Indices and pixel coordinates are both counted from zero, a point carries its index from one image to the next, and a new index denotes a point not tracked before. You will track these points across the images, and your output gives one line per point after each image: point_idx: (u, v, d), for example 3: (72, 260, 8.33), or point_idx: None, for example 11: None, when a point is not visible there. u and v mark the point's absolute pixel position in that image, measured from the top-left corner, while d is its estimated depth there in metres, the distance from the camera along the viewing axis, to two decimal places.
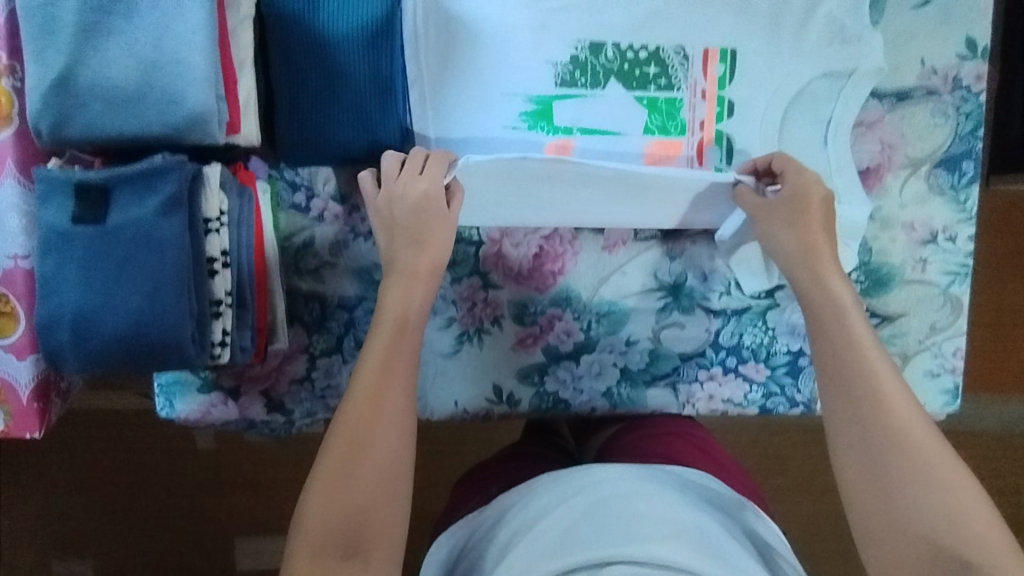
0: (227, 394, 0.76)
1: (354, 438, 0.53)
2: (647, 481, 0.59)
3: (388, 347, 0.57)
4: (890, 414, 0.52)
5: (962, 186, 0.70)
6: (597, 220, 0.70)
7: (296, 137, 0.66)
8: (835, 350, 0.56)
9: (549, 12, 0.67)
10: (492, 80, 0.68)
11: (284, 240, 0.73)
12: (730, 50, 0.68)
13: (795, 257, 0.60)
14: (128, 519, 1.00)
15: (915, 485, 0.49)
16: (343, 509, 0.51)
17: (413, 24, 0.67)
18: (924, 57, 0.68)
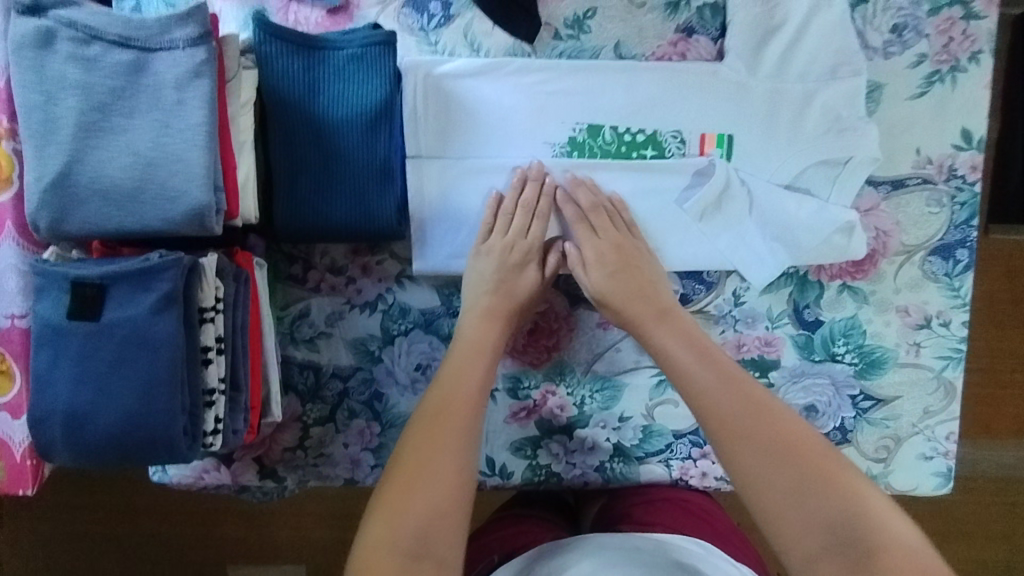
0: (220, 460, 0.76)
1: (434, 420, 0.58)
2: (643, 552, 0.59)
3: (481, 334, 0.65)
4: (754, 400, 0.54)
5: (956, 273, 0.70)
6: (572, 227, 0.71)
7: (292, 215, 0.67)
8: (689, 368, 0.59)
9: (550, 93, 0.69)
10: (488, 157, 0.70)
11: (281, 309, 0.74)
12: (727, 135, 0.69)
13: (608, 262, 0.67)
14: (123, 545, 1.00)
15: (796, 465, 0.50)
16: (412, 494, 0.53)
17: (413, 103, 0.68)
18: (919, 146, 0.69)
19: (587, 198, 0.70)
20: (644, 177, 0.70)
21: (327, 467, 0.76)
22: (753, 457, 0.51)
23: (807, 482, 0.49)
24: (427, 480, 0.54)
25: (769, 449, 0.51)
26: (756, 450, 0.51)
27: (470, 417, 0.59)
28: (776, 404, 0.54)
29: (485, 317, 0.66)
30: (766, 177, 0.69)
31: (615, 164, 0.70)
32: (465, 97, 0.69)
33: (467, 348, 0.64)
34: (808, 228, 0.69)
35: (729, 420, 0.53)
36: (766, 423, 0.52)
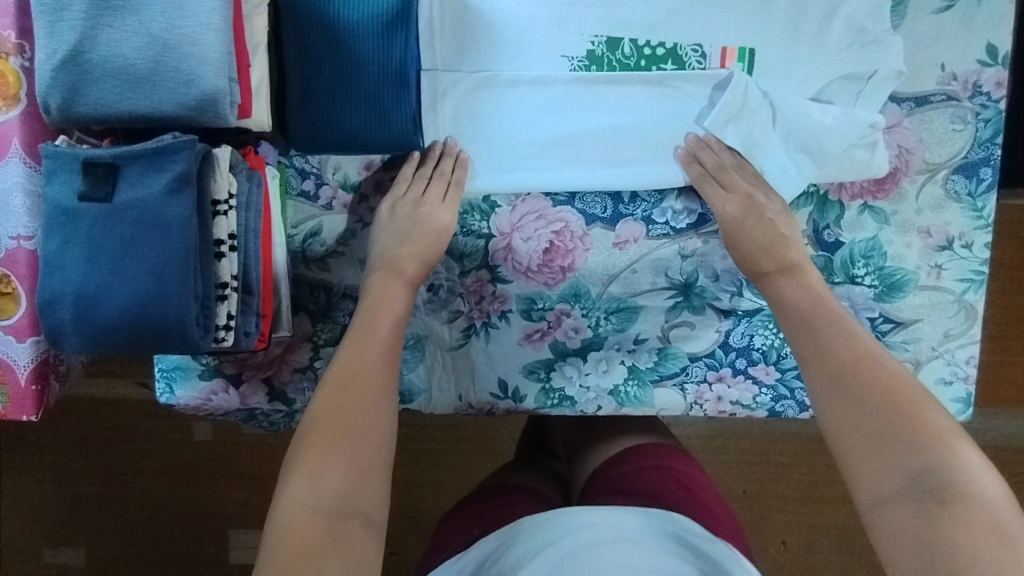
0: (228, 381, 0.75)
1: (344, 386, 0.59)
2: (621, 529, 0.64)
3: (383, 288, 0.66)
4: (866, 357, 0.56)
5: (980, 193, 0.69)
6: (588, 145, 0.70)
7: (306, 124, 0.66)
8: (810, 316, 0.61)
9: (569, 4, 0.68)
10: (505, 71, 0.69)
11: (292, 228, 0.72)
12: (748, 48, 0.68)
13: (732, 219, 0.67)
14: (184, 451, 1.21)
15: (890, 414, 0.52)
16: (335, 450, 0.55)
17: (430, 14, 0.67)
18: (944, 62, 0.68)
19: (605, 114, 0.70)
20: (662, 90, 0.69)
21: None
22: (839, 402, 0.54)
23: (889, 427, 0.51)
24: (352, 443, 0.56)
25: (858, 398, 0.54)
26: (843, 397, 0.54)
27: (378, 381, 0.60)
28: (887, 364, 0.55)
29: (391, 279, 0.67)
30: (789, 90, 0.69)
31: (633, 78, 0.69)
32: (483, 7, 0.68)
33: (376, 303, 0.65)
34: (836, 132, 0.67)
35: (828, 369, 0.57)
36: (867, 377, 0.55)
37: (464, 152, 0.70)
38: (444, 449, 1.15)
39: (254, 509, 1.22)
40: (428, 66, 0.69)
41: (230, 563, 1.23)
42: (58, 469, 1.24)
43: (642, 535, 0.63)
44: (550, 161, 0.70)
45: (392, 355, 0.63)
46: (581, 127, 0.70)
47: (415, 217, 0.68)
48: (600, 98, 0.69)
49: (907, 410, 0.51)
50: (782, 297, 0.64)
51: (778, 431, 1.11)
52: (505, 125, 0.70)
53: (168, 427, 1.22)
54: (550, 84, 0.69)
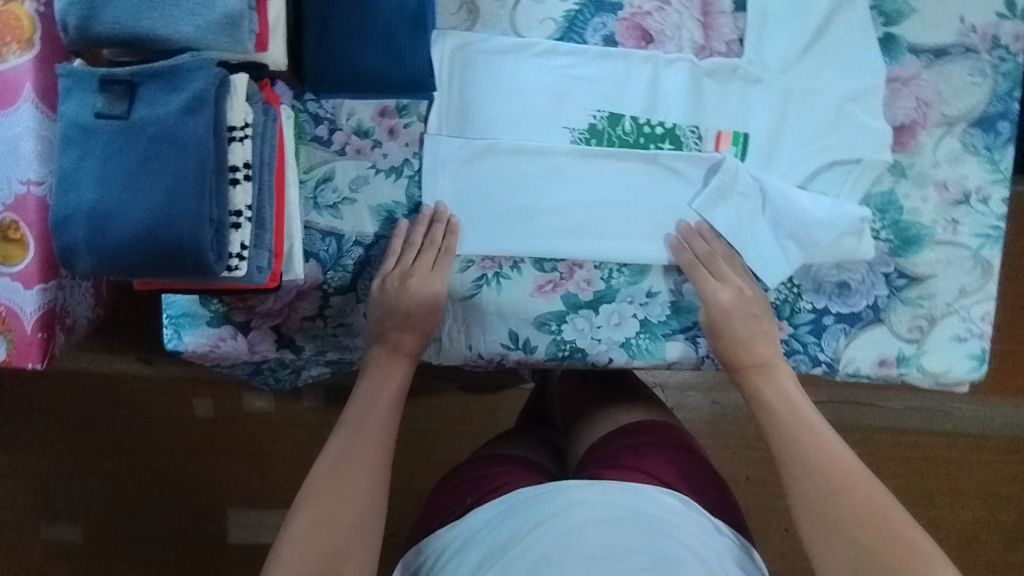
0: (237, 329, 0.74)
1: (340, 463, 0.63)
2: (620, 508, 0.64)
3: (384, 362, 0.70)
4: (835, 464, 0.60)
5: (997, 146, 0.69)
6: (578, 217, 0.71)
7: (322, 62, 0.65)
8: (787, 423, 0.65)
9: (575, 78, 0.69)
10: (508, 135, 0.70)
11: (304, 173, 0.72)
12: (743, 134, 0.69)
13: (712, 312, 0.68)
14: (175, 427, 1.22)
15: (864, 522, 0.56)
16: (324, 530, 0.59)
17: (441, 81, 0.69)
18: (962, 15, 0.68)
19: (599, 186, 0.71)
20: (660, 168, 0.70)
21: (346, 338, 0.75)
22: (813, 510, 0.59)
23: (863, 538, 0.55)
24: (343, 522, 0.60)
25: (833, 512, 0.58)
26: (818, 505, 0.59)
27: (372, 461, 0.64)
28: (864, 476, 0.59)
29: (390, 355, 0.70)
30: (778, 175, 0.70)
31: (631, 154, 0.70)
32: (494, 75, 0.70)
33: (376, 383, 0.69)
34: (823, 214, 0.68)
35: (805, 476, 0.61)
36: (843, 489, 0.58)
37: (454, 217, 0.71)
38: (446, 428, 1.15)
39: (253, 488, 1.23)
40: (431, 129, 0.70)
41: (230, 543, 1.23)
42: (43, 448, 1.22)
43: (641, 514, 0.63)
44: (546, 222, 0.71)
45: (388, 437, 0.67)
46: (577, 197, 0.71)
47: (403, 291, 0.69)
48: (596, 169, 0.71)
49: (875, 520, 0.56)
50: (761, 398, 0.68)
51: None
52: (503, 194, 0.71)
53: (172, 404, 1.22)
54: (550, 161, 0.71)
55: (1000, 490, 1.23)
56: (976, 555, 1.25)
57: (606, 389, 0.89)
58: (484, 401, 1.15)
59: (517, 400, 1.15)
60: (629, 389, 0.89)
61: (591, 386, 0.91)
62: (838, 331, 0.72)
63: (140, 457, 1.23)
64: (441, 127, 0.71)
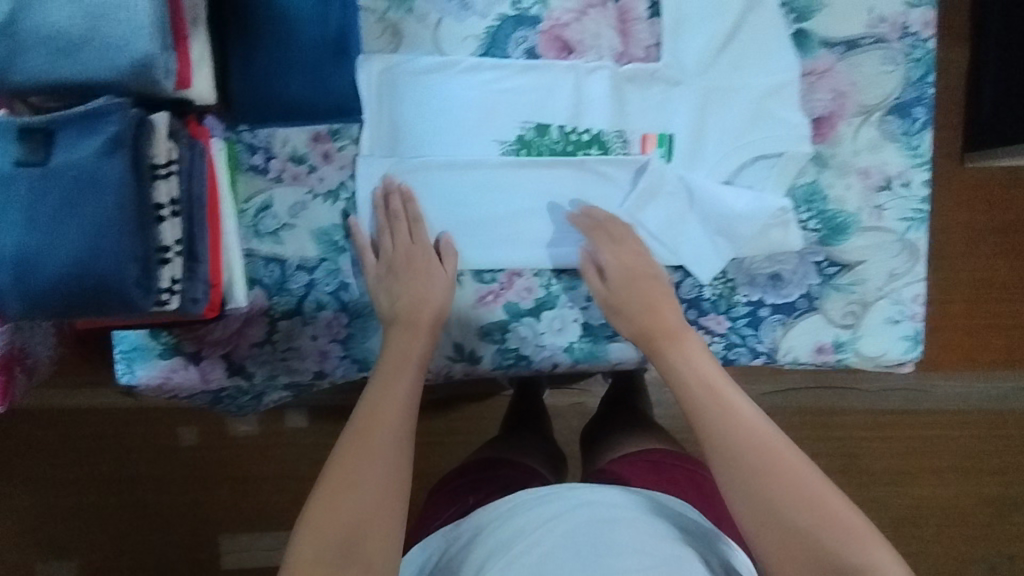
0: (188, 359, 0.75)
1: (361, 440, 0.59)
2: (606, 509, 0.62)
3: (409, 341, 0.67)
4: (745, 424, 0.57)
5: (914, 132, 0.70)
6: (513, 228, 0.73)
7: (248, 94, 0.66)
8: (694, 388, 0.61)
9: (500, 91, 0.70)
10: (439, 152, 0.71)
11: (243, 203, 0.73)
12: (668, 135, 0.71)
13: (619, 278, 0.69)
14: (156, 459, 1.23)
15: (786, 487, 0.53)
16: (347, 505, 0.55)
17: (369, 103, 0.70)
18: (872, 5, 0.69)
19: (532, 195, 0.72)
20: (589, 174, 0.71)
21: (296, 361, 0.75)
22: (737, 493, 0.55)
23: (790, 515, 0.52)
24: (362, 491, 0.56)
25: (754, 481, 0.54)
26: (744, 489, 0.54)
27: (397, 433, 0.60)
28: (781, 449, 0.55)
29: (410, 329, 0.68)
30: (704, 173, 0.71)
31: (560, 162, 0.71)
32: (421, 94, 0.70)
33: (398, 358, 0.66)
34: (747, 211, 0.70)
35: (718, 444, 0.57)
36: (773, 457, 0.55)
37: (406, 184, 0.71)
38: (431, 441, 1.16)
39: (243, 513, 1.24)
40: (365, 151, 0.71)
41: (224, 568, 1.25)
42: (23, 489, 1.23)
43: (630, 514, 0.61)
44: (484, 234, 0.73)
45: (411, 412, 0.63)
46: (512, 206, 0.72)
47: (397, 282, 0.70)
48: (529, 180, 0.72)
49: (796, 485, 0.53)
50: (669, 367, 0.64)
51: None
52: (439, 211, 0.72)
53: (157, 434, 1.23)
54: (482, 173, 0.72)
55: (970, 461, 1.26)
56: (960, 527, 1.28)
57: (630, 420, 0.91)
58: (465, 411, 1.16)
59: (500, 408, 1.16)
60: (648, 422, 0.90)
61: (617, 418, 0.93)
62: (774, 321, 0.74)
63: (122, 491, 1.24)
64: (372, 148, 0.71)
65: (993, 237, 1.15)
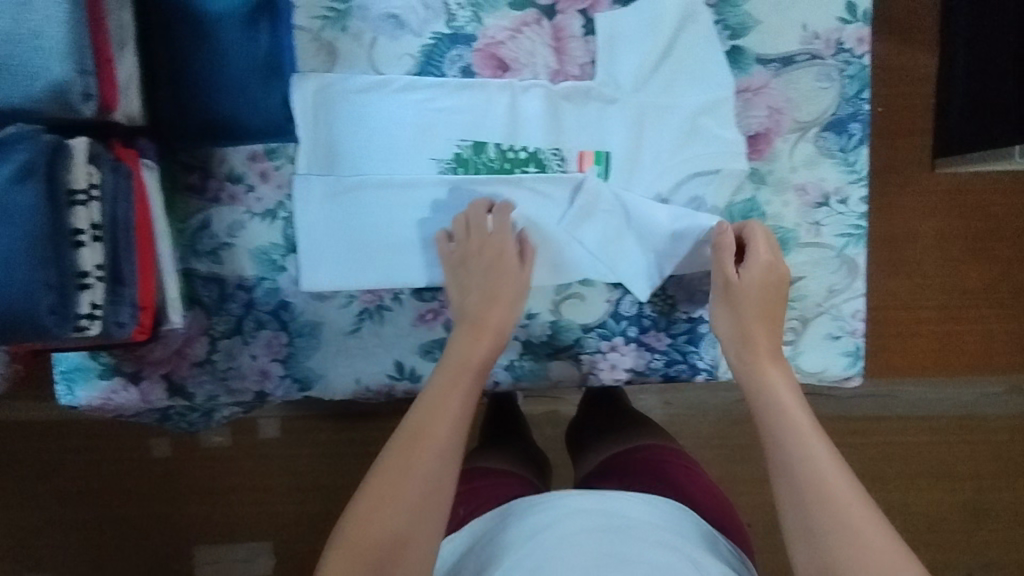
0: (128, 379, 0.75)
1: (404, 453, 0.58)
2: (628, 518, 0.64)
3: (469, 342, 0.66)
4: (798, 432, 0.57)
5: (851, 148, 0.70)
6: None
7: (177, 115, 0.66)
8: (767, 394, 0.61)
9: (437, 110, 0.70)
10: (375, 171, 0.71)
11: (180, 223, 0.73)
12: (604, 152, 0.71)
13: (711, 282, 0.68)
14: (125, 474, 1.22)
15: (818, 493, 0.52)
16: (385, 511, 0.55)
17: (305, 122, 0.69)
18: (805, 22, 0.69)
19: (470, 213, 0.72)
20: (527, 194, 0.71)
21: (236, 380, 0.75)
22: (791, 511, 0.53)
23: (829, 543, 0.50)
24: (406, 496, 0.56)
25: (794, 483, 0.54)
26: (796, 509, 0.53)
27: (448, 442, 0.60)
28: (825, 459, 0.54)
29: (479, 329, 0.67)
30: (641, 192, 0.71)
31: (496, 180, 0.71)
32: (357, 113, 0.70)
33: (459, 360, 0.65)
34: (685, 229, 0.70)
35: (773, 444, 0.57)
36: (807, 460, 0.54)
37: (503, 204, 0.70)
38: None
39: (216, 524, 1.22)
40: (301, 170, 0.70)
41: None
42: None
43: (649, 524, 0.64)
44: (423, 254, 0.72)
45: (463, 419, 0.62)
46: (449, 226, 0.72)
47: (472, 288, 0.69)
48: (467, 198, 0.72)
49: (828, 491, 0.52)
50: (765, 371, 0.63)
51: (732, 412, 1.14)
52: (377, 231, 0.72)
53: (124, 448, 1.22)
54: (419, 192, 0.71)
55: (939, 470, 1.26)
56: (939, 533, 1.27)
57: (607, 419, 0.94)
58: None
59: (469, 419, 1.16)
60: (627, 417, 0.93)
61: (596, 417, 0.95)
62: (714, 338, 0.74)
63: (89, 506, 1.22)
64: (307, 167, 0.70)
65: (965, 245, 1.14)
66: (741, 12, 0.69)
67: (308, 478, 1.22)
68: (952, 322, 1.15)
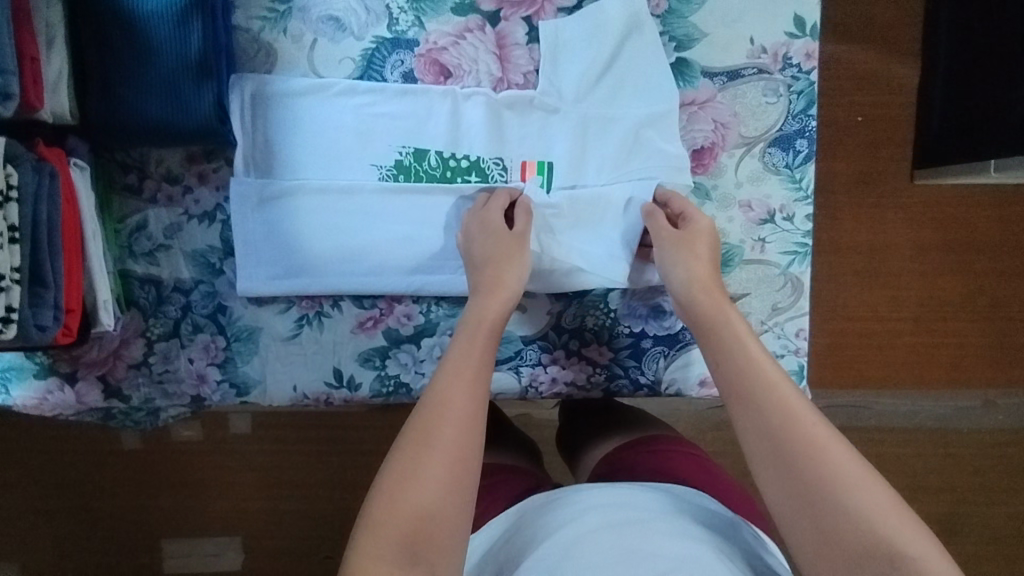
0: (63, 380, 0.73)
1: (424, 429, 0.53)
2: (639, 509, 0.58)
3: (483, 306, 0.62)
4: (774, 397, 0.53)
5: (797, 165, 0.70)
6: (389, 254, 0.71)
7: (106, 113, 0.65)
8: (724, 356, 0.57)
9: (377, 116, 0.69)
10: (314, 175, 0.70)
11: (117, 223, 0.71)
12: (547, 162, 0.70)
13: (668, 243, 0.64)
14: (82, 473, 1.17)
15: (809, 465, 0.49)
16: (408, 495, 0.50)
17: (243, 124, 0.68)
18: (753, 36, 0.68)
19: (408, 221, 0.70)
20: (467, 204, 0.70)
21: (172, 384, 0.74)
22: (790, 498, 0.49)
23: (855, 544, 0.46)
24: (426, 474, 0.51)
25: (782, 460, 0.50)
26: (808, 504, 0.48)
27: (469, 411, 0.55)
28: (810, 425, 0.51)
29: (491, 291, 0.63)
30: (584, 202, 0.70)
31: (436, 188, 0.70)
32: (295, 116, 0.69)
33: (473, 326, 0.61)
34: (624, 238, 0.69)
35: (748, 417, 0.53)
36: (790, 430, 0.51)
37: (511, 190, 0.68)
38: (364, 452, 1.17)
39: (186, 518, 1.18)
40: (238, 172, 0.69)
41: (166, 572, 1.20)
42: None
43: (666, 515, 0.57)
44: (362, 261, 0.71)
45: (484, 385, 0.57)
46: (388, 233, 0.70)
47: (481, 262, 0.65)
48: (407, 206, 0.70)
49: (822, 459, 0.49)
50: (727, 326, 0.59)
51: (700, 421, 1.13)
52: (315, 235, 0.70)
53: (82, 447, 1.17)
54: (357, 197, 0.70)
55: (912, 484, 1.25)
56: None
57: (603, 420, 0.86)
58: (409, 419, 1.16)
59: None
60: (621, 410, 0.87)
61: (588, 410, 0.90)
62: (657, 353, 0.73)
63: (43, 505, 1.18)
64: (244, 169, 0.69)
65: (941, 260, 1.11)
66: (687, 24, 0.68)
67: (272, 476, 1.17)
68: (932, 336, 1.13)
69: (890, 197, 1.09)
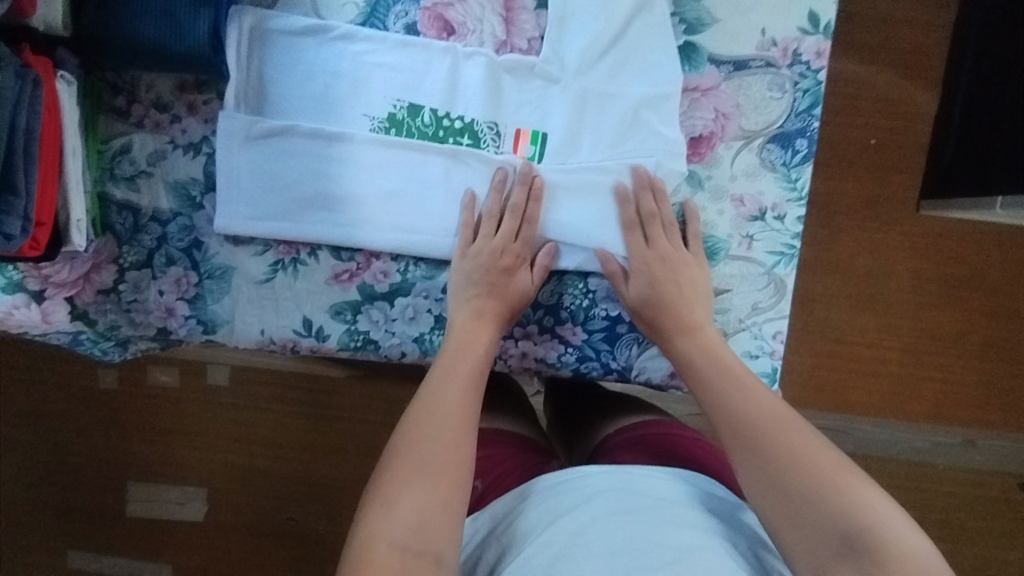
0: (31, 297, 0.71)
1: (416, 435, 0.57)
2: (642, 496, 0.57)
3: (470, 330, 0.67)
4: (755, 409, 0.57)
5: (794, 164, 0.68)
6: (371, 207, 0.69)
7: (98, 30, 0.63)
8: (709, 376, 0.62)
9: (375, 65, 0.68)
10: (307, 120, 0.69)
11: (102, 144, 0.71)
12: (541, 133, 0.68)
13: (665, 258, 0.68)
14: (53, 404, 1.17)
15: (791, 460, 0.53)
16: (406, 491, 0.52)
17: (239, 58, 0.67)
18: (764, 27, 0.67)
19: (394, 176, 0.69)
20: (455, 166, 0.69)
21: (140, 314, 0.73)
22: (777, 496, 0.52)
23: (844, 533, 0.48)
24: (421, 474, 0.53)
25: (763, 461, 0.54)
26: (795, 500, 0.51)
27: (457, 419, 0.59)
28: (790, 425, 0.55)
29: (476, 318, 0.67)
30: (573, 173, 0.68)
31: (426, 145, 0.68)
32: (292, 57, 0.68)
33: (459, 347, 0.65)
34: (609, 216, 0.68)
35: (731, 425, 0.58)
36: (771, 431, 0.55)
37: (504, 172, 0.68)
38: (336, 416, 1.15)
39: (151, 462, 1.17)
40: (228, 105, 0.67)
41: (126, 516, 1.18)
42: None
43: (668, 502, 0.57)
44: (344, 211, 0.69)
45: (471, 398, 0.62)
46: (372, 186, 0.69)
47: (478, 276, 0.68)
48: (395, 161, 0.69)
49: (803, 458, 0.53)
50: (710, 349, 0.64)
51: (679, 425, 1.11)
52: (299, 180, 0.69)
53: (55, 379, 1.16)
54: (345, 144, 0.68)
55: None
56: None
57: (604, 402, 0.84)
58: (386, 389, 1.14)
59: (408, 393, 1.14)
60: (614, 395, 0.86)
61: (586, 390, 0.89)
62: (630, 340, 0.72)
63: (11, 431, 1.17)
64: (234, 103, 0.67)
65: (940, 290, 1.10)
66: (699, 8, 0.67)
67: (240, 429, 1.16)
68: (920, 365, 1.11)
69: (893, 219, 1.07)
